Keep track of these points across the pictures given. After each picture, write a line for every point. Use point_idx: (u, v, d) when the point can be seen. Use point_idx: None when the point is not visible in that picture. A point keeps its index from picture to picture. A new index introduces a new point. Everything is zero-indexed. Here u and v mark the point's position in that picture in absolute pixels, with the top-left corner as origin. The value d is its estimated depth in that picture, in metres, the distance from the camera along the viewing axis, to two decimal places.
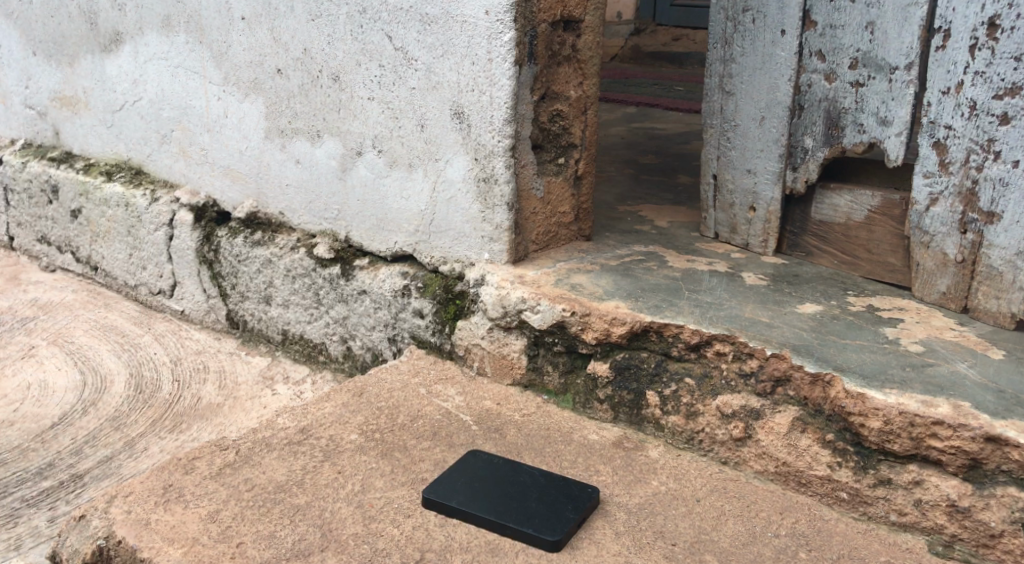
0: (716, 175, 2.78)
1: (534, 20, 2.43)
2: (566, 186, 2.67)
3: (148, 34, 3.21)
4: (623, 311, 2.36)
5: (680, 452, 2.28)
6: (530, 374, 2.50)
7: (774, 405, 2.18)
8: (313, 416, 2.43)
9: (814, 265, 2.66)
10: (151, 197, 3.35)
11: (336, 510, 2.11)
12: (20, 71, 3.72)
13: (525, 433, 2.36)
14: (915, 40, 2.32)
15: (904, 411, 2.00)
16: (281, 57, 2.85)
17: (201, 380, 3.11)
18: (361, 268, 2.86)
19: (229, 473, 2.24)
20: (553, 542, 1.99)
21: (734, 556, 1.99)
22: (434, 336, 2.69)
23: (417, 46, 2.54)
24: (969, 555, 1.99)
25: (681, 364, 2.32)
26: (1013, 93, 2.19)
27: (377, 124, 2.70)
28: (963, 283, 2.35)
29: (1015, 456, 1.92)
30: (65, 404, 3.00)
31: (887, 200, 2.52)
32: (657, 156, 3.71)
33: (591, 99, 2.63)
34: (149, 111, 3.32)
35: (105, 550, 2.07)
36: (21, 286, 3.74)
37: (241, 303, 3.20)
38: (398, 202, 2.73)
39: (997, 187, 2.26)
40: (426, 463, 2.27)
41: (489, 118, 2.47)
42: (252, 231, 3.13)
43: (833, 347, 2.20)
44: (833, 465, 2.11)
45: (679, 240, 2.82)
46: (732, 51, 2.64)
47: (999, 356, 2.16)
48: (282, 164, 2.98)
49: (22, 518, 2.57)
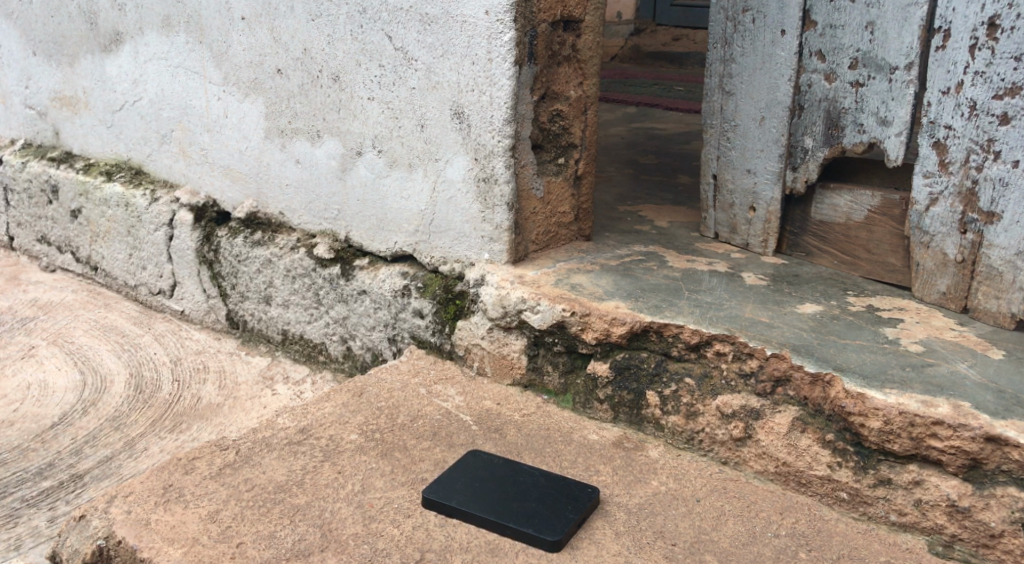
0: (716, 175, 2.78)
1: (534, 20, 2.43)
2: (567, 186, 2.67)
3: (148, 34, 3.21)
4: (623, 311, 2.35)
5: (680, 452, 2.28)
6: (530, 374, 2.51)
7: (774, 405, 2.18)
8: (313, 417, 2.43)
9: (814, 265, 2.66)
10: (151, 197, 3.35)
11: (336, 510, 2.12)
12: (20, 71, 3.72)
13: (526, 433, 2.36)
14: (915, 40, 2.32)
15: (904, 411, 2.00)
16: (281, 57, 2.85)
17: (201, 380, 3.11)
18: (361, 268, 2.86)
19: (229, 473, 2.24)
20: (553, 542, 1.99)
21: (734, 556, 1.99)
22: (434, 336, 2.69)
23: (417, 46, 2.54)
24: (969, 555, 1.99)
25: (681, 364, 2.32)
26: (1013, 93, 2.19)
27: (377, 124, 2.70)
28: (963, 283, 2.35)
29: (1015, 456, 1.92)
30: (65, 404, 3.00)
31: (887, 200, 2.52)
32: (657, 156, 3.71)
33: (591, 99, 2.63)
34: (149, 111, 3.31)
35: (105, 550, 2.07)
36: (21, 286, 3.74)
37: (242, 303, 3.20)
38: (399, 202, 2.73)
39: (998, 187, 2.26)
40: (426, 462, 2.27)
41: (489, 118, 2.47)
42: (252, 231, 3.13)
43: (832, 348, 2.20)
44: (833, 465, 2.11)
45: (679, 240, 2.82)
46: (732, 51, 2.64)
47: (1000, 356, 2.16)
48: (282, 164, 2.98)
49: (21, 518, 2.57)
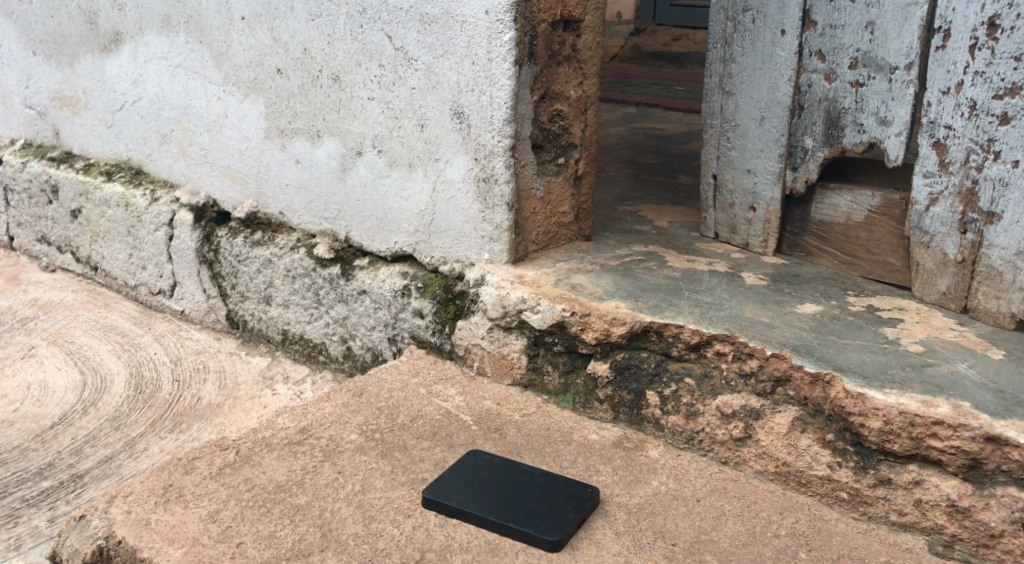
0: (716, 175, 2.78)
1: (534, 20, 2.43)
2: (567, 186, 2.67)
3: (148, 34, 3.21)
4: (623, 311, 2.35)
5: (680, 452, 2.28)
6: (530, 374, 2.51)
7: (774, 405, 2.18)
8: (313, 417, 2.42)
9: (814, 265, 2.66)
10: (152, 197, 3.35)
11: (336, 510, 2.12)
12: (20, 71, 3.72)
13: (526, 433, 2.36)
14: (915, 40, 2.32)
15: (904, 411, 2.00)
16: (281, 57, 2.85)
17: (201, 380, 3.11)
18: (361, 268, 2.86)
19: (229, 473, 2.24)
20: (552, 542, 1.99)
21: (734, 556, 1.99)
22: (434, 336, 2.69)
23: (417, 46, 2.54)
24: (970, 555, 1.99)
25: (681, 364, 2.32)
26: (1013, 93, 2.19)
27: (377, 124, 2.70)
28: (963, 283, 2.35)
29: (1015, 456, 1.92)
30: (66, 404, 3.00)
31: (887, 200, 2.52)
32: (658, 156, 3.71)
33: (591, 99, 2.63)
34: (149, 110, 3.32)
35: (105, 550, 2.07)
36: (21, 286, 3.74)
37: (242, 303, 3.20)
38: (399, 202, 2.73)
39: (997, 187, 2.26)
40: (426, 463, 2.27)
41: (489, 118, 2.47)
42: (252, 231, 3.13)
43: (832, 347, 2.20)
44: (833, 465, 2.11)
45: (679, 240, 2.82)
46: (732, 51, 2.64)
47: (1000, 356, 2.16)
48: (281, 164, 2.98)
49: (21, 518, 2.57)
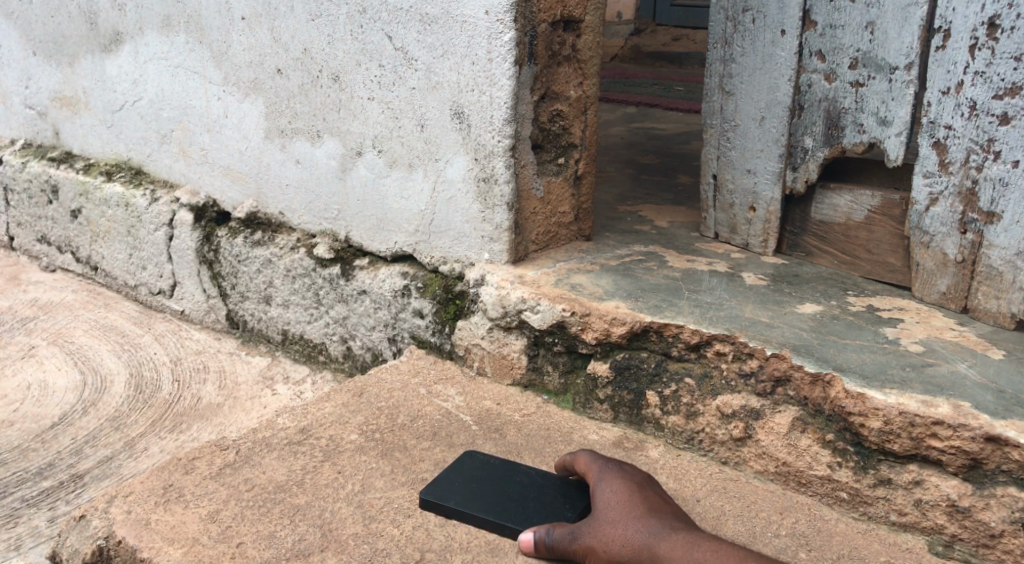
0: (716, 174, 2.78)
1: (534, 20, 2.43)
2: (566, 186, 2.66)
3: (148, 34, 3.21)
4: (623, 311, 2.35)
5: (680, 452, 2.28)
6: (530, 373, 2.51)
7: (774, 405, 2.18)
8: (312, 417, 2.42)
9: (814, 265, 2.66)
10: (151, 197, 3.35)
11: (336, 510, 2.12)
12: (20, 71, 3.72)
13: (526, 433, 2.36)
14: (915, 40, 2.32)
15: (904, 411, 2.00)
16: (281, 57, 2.85)
17: (201, 380, 3.11)
18: (361, 268, 2.86)
19: (229, 473, 2.24)
20: None
21: None
22: (434, 336, 2.69)
23: (417, 46, 2.54)
24: (969, 555, 1.99)
25: (681, 364, 2.32)
26: (1013, 93, 2.19)
27: (377, 124, 2.70)
28: (963, 283, 2.35)
29: (1015, 456, 1.92)
30: (66, 404, 3.00)
31: (887, 200, 2.52)
32: (658, 156, 3.71)
33: (590, 99, 2.63)
34: (149, 111, 3.32)
35: (105, 550, 2.08)
36: (21, 286, 3.74)
37: (242, 303, 3.21)
38: (399, 202, 2.73)
39: (997, 187, 2.26)
40: (426, 462, 2.27)
41: (489, 118, 2.47)
42: (252, 231, 3.13)
43: (832, 347, 2.20)
44: (833, 465, 2.11)
45: (679, 240, 2.82)
46: (732, 51, 2.64)
47: (1000, 356, 2.16)
48: (282, 164, 2.98)
49: (21, 518, 2.57)
